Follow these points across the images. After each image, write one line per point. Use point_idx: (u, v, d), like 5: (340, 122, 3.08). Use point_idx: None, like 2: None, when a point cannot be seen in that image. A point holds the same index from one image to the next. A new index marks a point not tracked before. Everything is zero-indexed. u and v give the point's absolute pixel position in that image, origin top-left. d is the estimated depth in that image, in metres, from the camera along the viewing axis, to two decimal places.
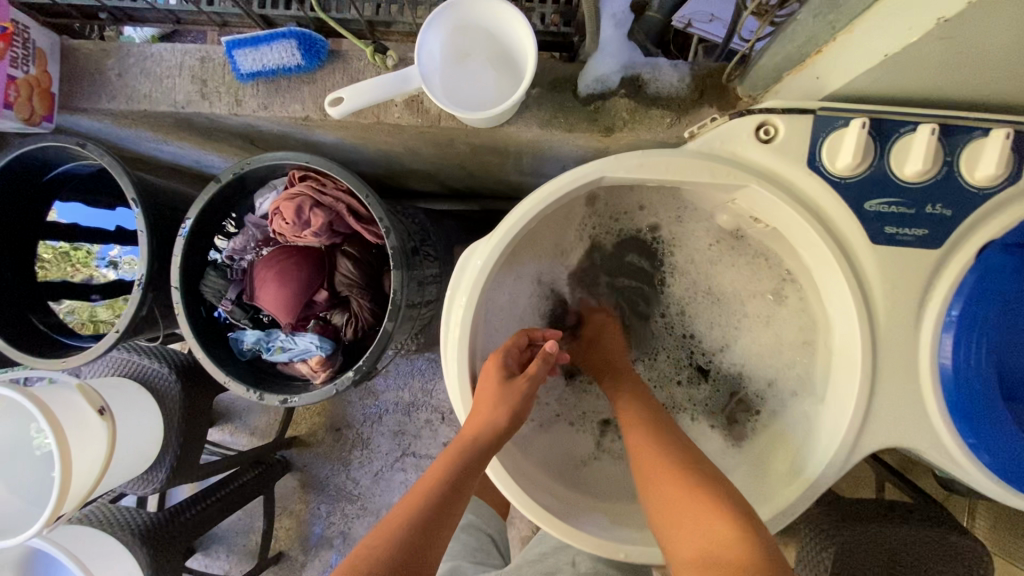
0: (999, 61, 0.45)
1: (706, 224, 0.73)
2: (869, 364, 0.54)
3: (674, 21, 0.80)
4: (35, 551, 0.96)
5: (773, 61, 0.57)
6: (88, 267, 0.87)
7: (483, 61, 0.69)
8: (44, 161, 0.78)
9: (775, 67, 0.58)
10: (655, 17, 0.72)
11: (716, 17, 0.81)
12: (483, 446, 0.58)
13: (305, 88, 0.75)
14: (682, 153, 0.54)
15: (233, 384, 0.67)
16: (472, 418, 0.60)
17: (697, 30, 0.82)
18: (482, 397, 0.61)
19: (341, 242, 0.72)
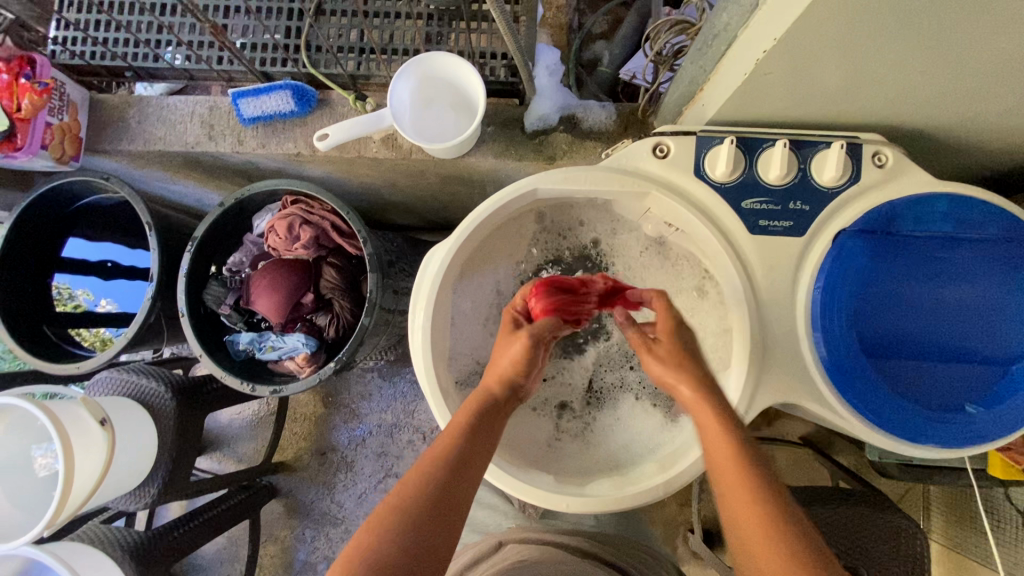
0: (818, 91, 0.61)
1: (636, 232, 0.85)
2: (758, 331, 0.66)
3: (621, 75, 1.03)
4: (30, 565, 0.99)
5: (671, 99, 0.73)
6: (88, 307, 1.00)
7: (444, 105, 0.85)
8: (70, 194, 0.91)
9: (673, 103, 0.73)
10: (605, 72, 1.06)
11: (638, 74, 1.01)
12: (497, 401, 0.65)
13: (298, 129, 0.89)
14: (598, 168, 0.68)
15: (228, 377, 0.77)
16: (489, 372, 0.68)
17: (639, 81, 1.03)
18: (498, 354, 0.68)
19: (326, 255, 0.85)
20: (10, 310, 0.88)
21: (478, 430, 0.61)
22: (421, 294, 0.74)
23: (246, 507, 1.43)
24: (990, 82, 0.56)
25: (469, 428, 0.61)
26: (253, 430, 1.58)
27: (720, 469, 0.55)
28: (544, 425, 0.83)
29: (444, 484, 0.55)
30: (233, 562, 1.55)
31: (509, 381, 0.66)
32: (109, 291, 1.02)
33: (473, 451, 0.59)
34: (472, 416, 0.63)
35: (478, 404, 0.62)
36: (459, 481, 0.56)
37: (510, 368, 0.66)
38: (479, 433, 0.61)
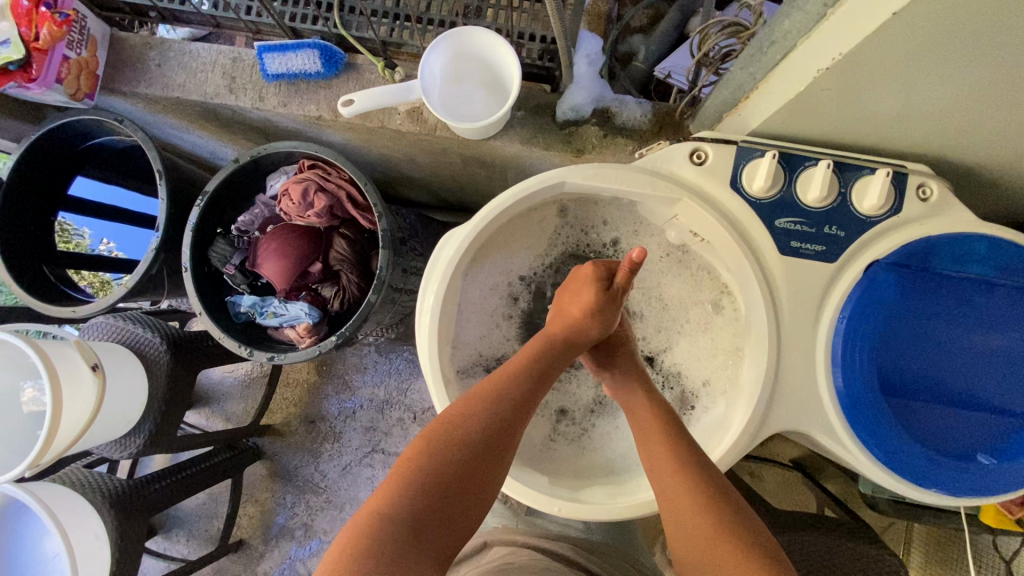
0: (872, 113, 0.58)
1: (659, 238, 0.82)
2: (775, 355, 0.64)
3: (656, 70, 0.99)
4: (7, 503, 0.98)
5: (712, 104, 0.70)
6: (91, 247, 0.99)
7: (476, 84, 0.81)
8: (81, 132, 0.88)
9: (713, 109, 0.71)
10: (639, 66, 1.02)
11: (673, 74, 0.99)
12: (562, 349, 0.68)
13: (322, 92, 0.87)
14: (631, 167, 0.65)
15: (226, 339, 0.75)
16: (556, 323, 0.71)
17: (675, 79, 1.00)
18: (579, 302, 0.70)
19: (338, 225, 0.82)
20: (11, 246, 0.86)
21: (541, 376, 0.65)
22: (431, 279, 0.72)
23: (229, 467, 1.43)
24: None
25: (534, 374, 0.64)
26: (243, 390, 1.57)
27: (649, 439, 0.64)
28: (542, 423, 0.82)
29: (494, 429, 0.59)
30: (210, 518, 1.55)
31: (575, 336, 0.69)
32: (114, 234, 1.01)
33: (532, 399, 0.63)
34: (538, 361, 0.66)
35: (548, 353, 0.65)
36: (513, 428, 0.60)
37: (584, 323, 0.69)
38: (540, 379, 0.65)
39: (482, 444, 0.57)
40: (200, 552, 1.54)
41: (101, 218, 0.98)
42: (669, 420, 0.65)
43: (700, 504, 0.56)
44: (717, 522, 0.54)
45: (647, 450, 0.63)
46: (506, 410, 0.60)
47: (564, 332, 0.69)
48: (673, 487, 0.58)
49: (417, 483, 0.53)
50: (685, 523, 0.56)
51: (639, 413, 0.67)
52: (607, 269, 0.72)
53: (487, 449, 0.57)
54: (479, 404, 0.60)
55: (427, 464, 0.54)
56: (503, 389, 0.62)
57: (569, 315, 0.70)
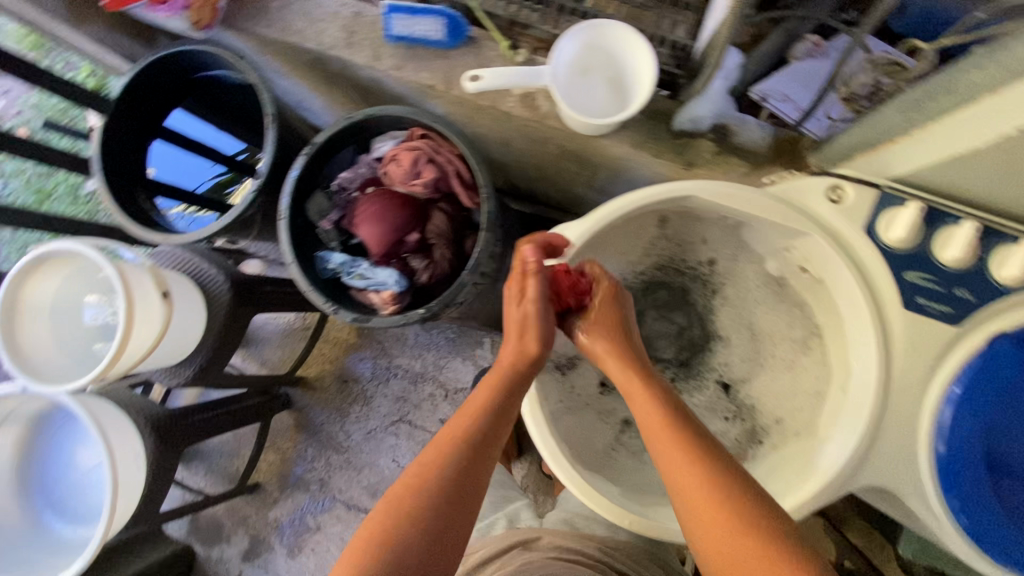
0: None
1: (757, 266, 0.80)
2: (877, 408, 0.62)
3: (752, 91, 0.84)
4: (52, 412, 0.96)
5: (849, 141, 0.67)
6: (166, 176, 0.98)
7: (601, 78, 0.79)
8: (195, 63, 0.88)
9: (849, 146, 0.68)
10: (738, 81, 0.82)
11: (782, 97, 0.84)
12: (520, 375, 0.68)
13: (439, 61, 0.85)
14: (764, 194, 0.64)
15: (313, 293, 0.76)
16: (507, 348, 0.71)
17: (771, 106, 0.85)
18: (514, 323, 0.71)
19: (438, 199, 0.81)
20: (113, 165, 0.86)
21: (497, 408, 0.65)
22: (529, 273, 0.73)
23: (262, 410, 1.46)
24: None
25: (490, 410, 0.64)
26: (283, 338, 1.58)
27: (654, 433, 0.61)
28: (604, 430, 0.81)
29: (461, 466, 0.60)
30: (232, 458, 1.58)
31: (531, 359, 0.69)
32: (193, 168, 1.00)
33: (494, 433, 0.63)
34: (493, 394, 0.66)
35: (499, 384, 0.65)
36: (483, 461, 0.62)
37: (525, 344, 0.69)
38: (497, 410, 0.65)
39: (445, 491, 0.58)
40: (217, 488, 1.57)
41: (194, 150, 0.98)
42: (671, 409, 0.62)
43: (720, 507, 0.53)
44: (743, 529, 0.52)
45: (654, 446, 0.60)
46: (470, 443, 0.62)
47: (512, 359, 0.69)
48: (689, 484, 0.56)
49: (379, 545, 0.54)
50: (705, 533, 0.54)
51: (640, 403, 0.64)
52: (516, 283, 0.72)
53: (458, 484, 0.59)
54: (434, 451, 0.61)
55: (389, 525, 0.55)
56: (460, 429, 0.62)
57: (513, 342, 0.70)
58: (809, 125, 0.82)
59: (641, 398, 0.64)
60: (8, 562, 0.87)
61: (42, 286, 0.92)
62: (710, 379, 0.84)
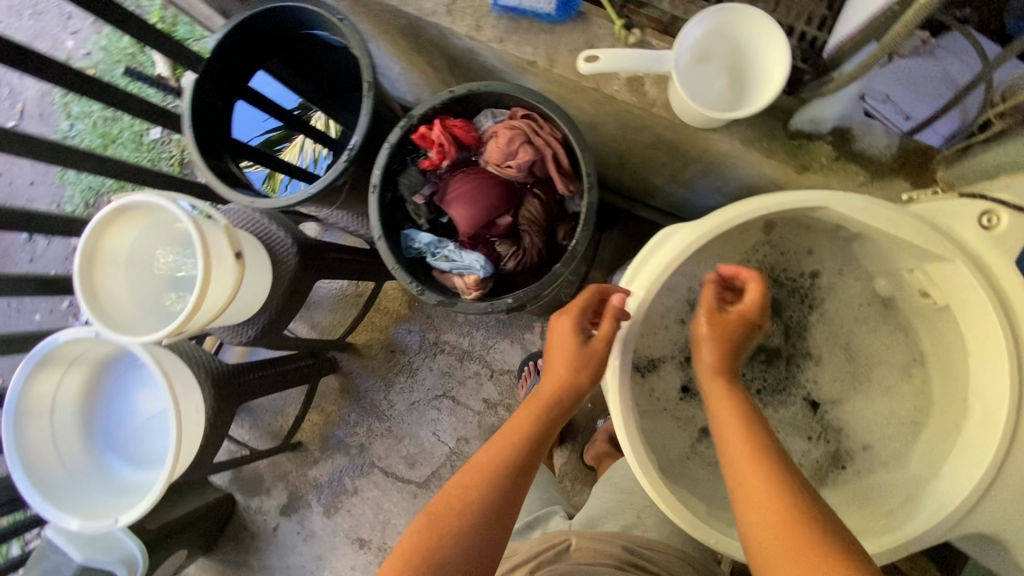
0: None
1: (863, 283, 0.76)
2: (1001, 454, 0.58)
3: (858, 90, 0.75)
4: (119, 357, 0.97)
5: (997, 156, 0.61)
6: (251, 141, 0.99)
7: (721, 68, 0.74)
8: (291, 21, 0.85)
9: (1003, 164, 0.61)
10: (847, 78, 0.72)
11: (890, 100, 0.77)
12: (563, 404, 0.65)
13: (543, 36, 0.81)
14: (903, 210, 0.59)
15: (400, 270, 0.74)
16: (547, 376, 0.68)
17: (871, 107, 0.77)
18: (560, 354, 0.67)
19: (532, 185, 0.78)
20: (203, 121, 0.85)
21: (540, 433, 0.64)
22: (647, 262, 0.70)
23: (309, 372, 1.47)
24: None
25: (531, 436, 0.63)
26: (334, 303, 1.59)
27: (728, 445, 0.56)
28: (681, 438, 0.79)
29: (499, 484, 0.59)
30: (276, 415, 1.61)
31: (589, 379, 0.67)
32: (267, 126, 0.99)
33: (531, 457, 0.63)
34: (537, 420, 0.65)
35: (540, 409, 0.64)
36: (517, 486, 0.60)
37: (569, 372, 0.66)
38: (535, 433, 0.64)
39: (485, 511, 0.58)
40: (261, 443, 1.61)
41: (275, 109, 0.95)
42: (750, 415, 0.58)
43: (795, 523, 0.48)
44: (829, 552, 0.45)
45: (729, 455, 0.55)
46: (500, 466, 0.61)
47: (553, 386, 0.66)
48: (763, 497, 0.50)
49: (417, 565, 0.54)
50: (771, 554, 0.47)
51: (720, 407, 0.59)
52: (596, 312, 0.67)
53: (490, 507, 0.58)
54: (474, 473, 0.60)
55: (433, 547, 0.55)
56: (499, 454, 0.62)
57: (553, 370, 0.67)
58: (921, 135, 0.76)
59: (722, 394, 0.60)
60: (77, 499, 0.88)
61: (122, 236, 0.93)
62: (796, 392, 0.80)
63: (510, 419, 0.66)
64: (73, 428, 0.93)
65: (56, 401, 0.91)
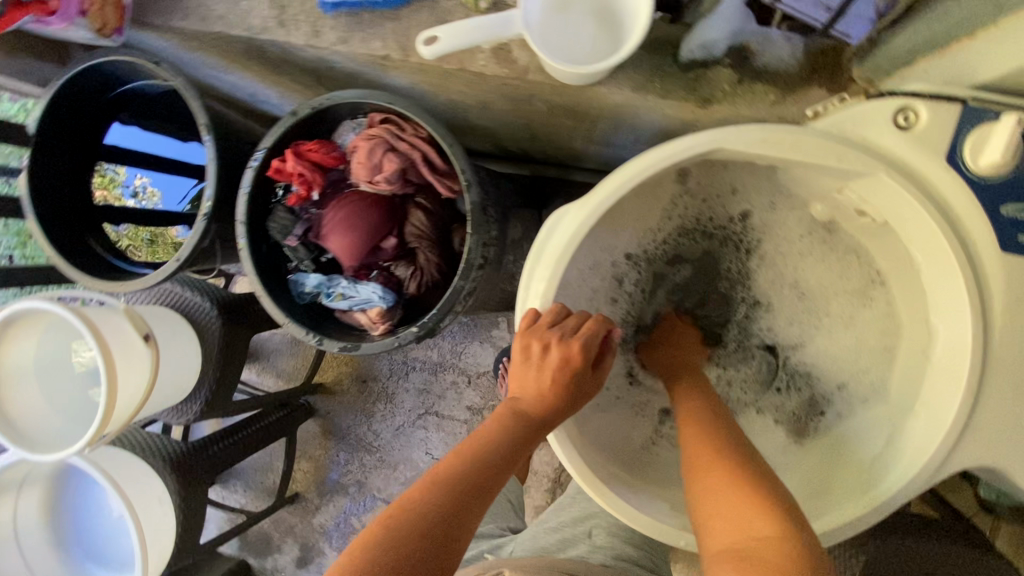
0: None
1: (799, 212, 0.68)
2: (975, 378, 0.51)
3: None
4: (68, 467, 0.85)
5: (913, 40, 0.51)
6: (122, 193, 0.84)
7: (585, 13, 0.64)
8: (114, 77, 0.75)
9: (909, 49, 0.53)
10: None
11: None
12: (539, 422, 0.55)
13: (389, 25, 0.71)
14: (808, 131, 0.51)
15: (292, 326, 0.66)
16: (522, 389, 0.57)
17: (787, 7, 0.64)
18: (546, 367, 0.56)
19: (413, 193, 0.70)
20: (53, 209, 0.76)
21: (514, 452, 0.53)
22: (540, 259, 0.59)
23: (285, 425, 1.39)
24: None
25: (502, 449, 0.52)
26: (293, 347, 1.51)
27: (702, 478, 0.52)
28: (642, 424, 0.72)
29: (466, 503, 0.47)
30: (266, 472, 1.55)
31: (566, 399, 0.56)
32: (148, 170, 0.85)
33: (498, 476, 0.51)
34: (510, 434, 0.53)
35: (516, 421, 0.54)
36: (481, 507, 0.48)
37: (558, 397, 0.56)
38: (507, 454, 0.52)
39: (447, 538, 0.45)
40: (258, 503, 1.54)
41: (143, 159, 0.84)
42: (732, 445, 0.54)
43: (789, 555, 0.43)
44: None
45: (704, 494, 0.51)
46: (448, 508, 0.46)
47: (541, 405, 0.55)
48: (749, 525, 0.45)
49: None
50: None
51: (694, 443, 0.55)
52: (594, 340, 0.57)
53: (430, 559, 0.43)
54: (439, 486, 0.47)
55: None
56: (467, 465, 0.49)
57: (536, 380, 0.56)
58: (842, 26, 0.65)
59: (693, 430, 0.57)
60: None
61: (21, 341, 0.77)
62: (754, 346, 0.72)
63: (474, 428, 0.54)
64: (48, 549, 0.83)
65: (15, 527, 0.79)
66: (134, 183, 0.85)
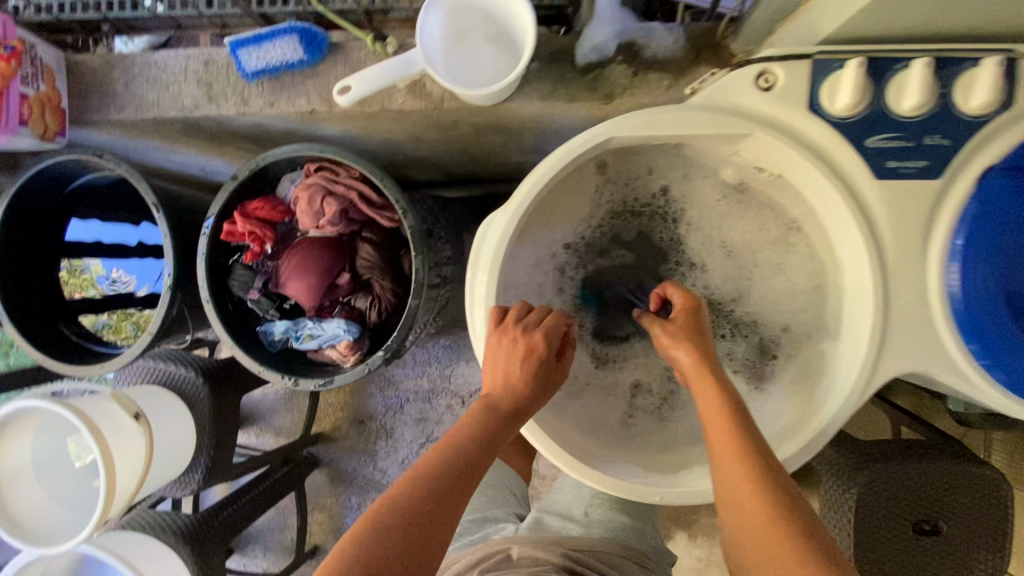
0: None
1: (712, 179, 0.73)
2: (880, 295, 0.56)
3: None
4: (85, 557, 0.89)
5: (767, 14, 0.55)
6: (98, 286, 0.89)
7: (481, 40, 0.71)
8: (64, 176, 0.80)
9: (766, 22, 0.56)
10: None
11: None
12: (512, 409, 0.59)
13: (309, 82, 0.76)
14: (686, 107, 0.57)
15: (267, 373, 0.69)
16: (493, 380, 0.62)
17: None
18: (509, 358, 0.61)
19: (359, 229, 0.74)
20: (25, 308, 0.80)
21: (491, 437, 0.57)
22: (479, 264, 0.65)
23: (289, 481, 1.37)
24: None
25: (482, 436, 0.56)
26: (287, 403, 1.52)
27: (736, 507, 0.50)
28: (615, 402, 0.75)
29: (446, 482, 0.51)
30: (282, 530, 1.55)
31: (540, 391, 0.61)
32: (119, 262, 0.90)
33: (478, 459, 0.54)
34: (485, 422, 0.57)
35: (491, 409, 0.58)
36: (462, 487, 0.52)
37: (525, 384, 0.60)
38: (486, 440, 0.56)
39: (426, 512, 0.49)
40: (279, 564, 1.53)
41: (107, 252, 0.89)
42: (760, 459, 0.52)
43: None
44: None
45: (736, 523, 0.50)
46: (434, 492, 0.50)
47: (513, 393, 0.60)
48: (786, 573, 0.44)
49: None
50: None
51: (725, 457, 0.53)
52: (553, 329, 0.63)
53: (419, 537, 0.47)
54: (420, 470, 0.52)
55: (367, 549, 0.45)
56: (447, 449, 0.54)
57: (507, 373, 0.60)
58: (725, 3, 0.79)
59: (721, 430, 0.55)
60: None
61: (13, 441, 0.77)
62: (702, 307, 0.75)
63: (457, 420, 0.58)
64: None
65: None
66: (110, 274, 0.89)
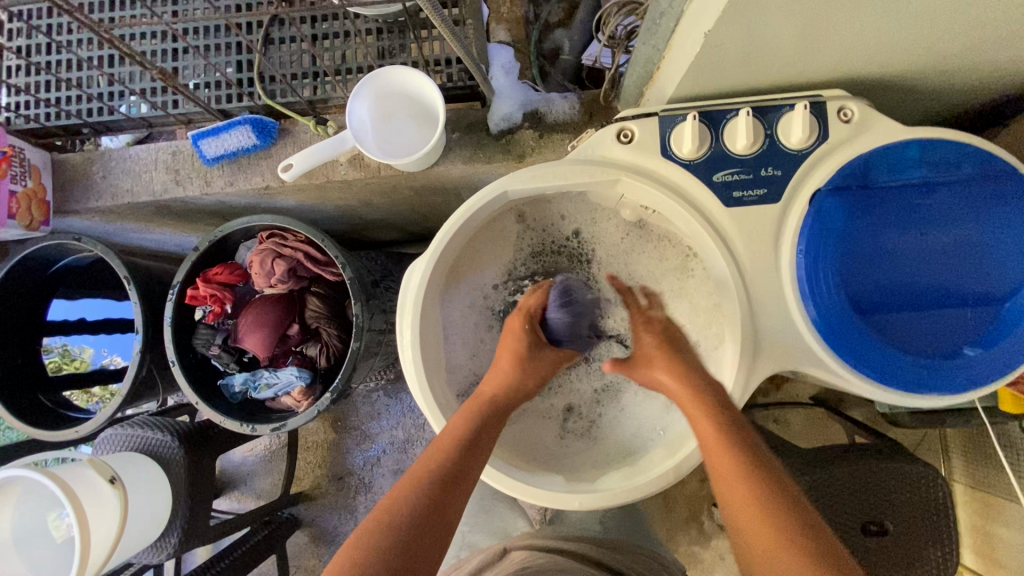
0: (760, 58, 0.60)
1: (616, 219, 0.84)
2: (745, 301, 0.65)
3: (584, 59, 0.99)
4: None
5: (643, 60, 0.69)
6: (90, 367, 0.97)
7: (406, 117, 0.83)
8: (47, 259, 0.89)
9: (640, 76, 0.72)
10: (568, 60, 1.00)
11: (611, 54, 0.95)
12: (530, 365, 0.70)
13: (263, 162, 0.88)
14: (564, 161, 0.68)
15: (226, 421, 0.76)
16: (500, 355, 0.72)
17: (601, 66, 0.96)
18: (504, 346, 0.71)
19: (308, 284, 0.84)
20: (10, 381, 0.88)
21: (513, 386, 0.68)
22: (407, 308, 0.73)
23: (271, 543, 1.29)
24: (928, 29, 0.55)
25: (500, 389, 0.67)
26: (267, 464, 1.48)
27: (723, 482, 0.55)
28: (550, 426, 0.82)
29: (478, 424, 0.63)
30: None
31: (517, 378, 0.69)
32: (112, 345, 0.99)
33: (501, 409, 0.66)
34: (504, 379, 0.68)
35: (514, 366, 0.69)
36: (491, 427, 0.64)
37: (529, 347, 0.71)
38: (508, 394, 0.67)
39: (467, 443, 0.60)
40: None
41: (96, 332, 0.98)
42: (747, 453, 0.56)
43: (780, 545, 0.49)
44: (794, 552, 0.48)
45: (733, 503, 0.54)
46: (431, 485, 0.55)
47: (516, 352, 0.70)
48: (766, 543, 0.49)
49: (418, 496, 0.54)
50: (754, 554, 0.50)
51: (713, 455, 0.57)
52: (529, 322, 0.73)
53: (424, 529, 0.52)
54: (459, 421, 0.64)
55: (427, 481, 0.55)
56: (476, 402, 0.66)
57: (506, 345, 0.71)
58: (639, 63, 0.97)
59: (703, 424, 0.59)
60: None
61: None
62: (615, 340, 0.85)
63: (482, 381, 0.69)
64: None
65: None
66: (103, 356, 0.98)
